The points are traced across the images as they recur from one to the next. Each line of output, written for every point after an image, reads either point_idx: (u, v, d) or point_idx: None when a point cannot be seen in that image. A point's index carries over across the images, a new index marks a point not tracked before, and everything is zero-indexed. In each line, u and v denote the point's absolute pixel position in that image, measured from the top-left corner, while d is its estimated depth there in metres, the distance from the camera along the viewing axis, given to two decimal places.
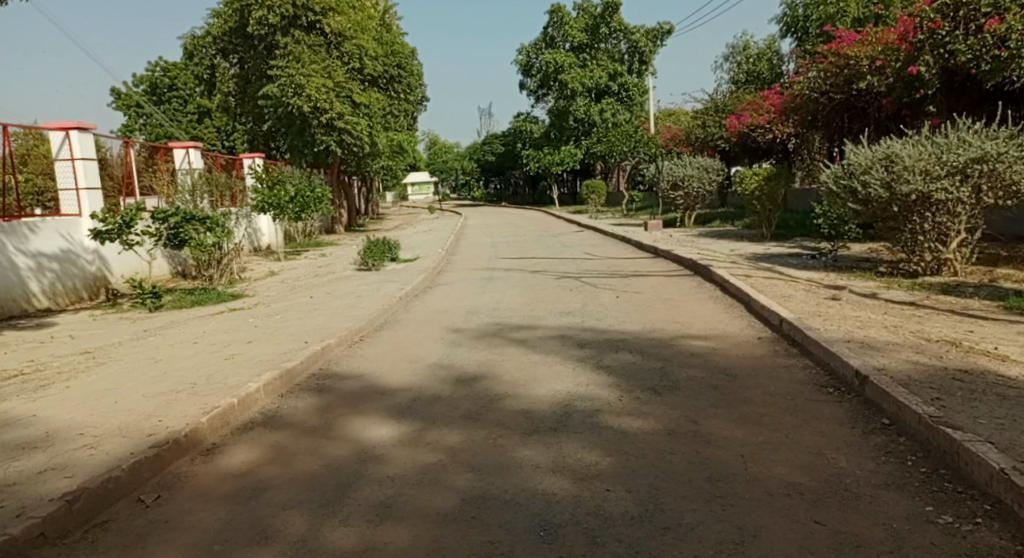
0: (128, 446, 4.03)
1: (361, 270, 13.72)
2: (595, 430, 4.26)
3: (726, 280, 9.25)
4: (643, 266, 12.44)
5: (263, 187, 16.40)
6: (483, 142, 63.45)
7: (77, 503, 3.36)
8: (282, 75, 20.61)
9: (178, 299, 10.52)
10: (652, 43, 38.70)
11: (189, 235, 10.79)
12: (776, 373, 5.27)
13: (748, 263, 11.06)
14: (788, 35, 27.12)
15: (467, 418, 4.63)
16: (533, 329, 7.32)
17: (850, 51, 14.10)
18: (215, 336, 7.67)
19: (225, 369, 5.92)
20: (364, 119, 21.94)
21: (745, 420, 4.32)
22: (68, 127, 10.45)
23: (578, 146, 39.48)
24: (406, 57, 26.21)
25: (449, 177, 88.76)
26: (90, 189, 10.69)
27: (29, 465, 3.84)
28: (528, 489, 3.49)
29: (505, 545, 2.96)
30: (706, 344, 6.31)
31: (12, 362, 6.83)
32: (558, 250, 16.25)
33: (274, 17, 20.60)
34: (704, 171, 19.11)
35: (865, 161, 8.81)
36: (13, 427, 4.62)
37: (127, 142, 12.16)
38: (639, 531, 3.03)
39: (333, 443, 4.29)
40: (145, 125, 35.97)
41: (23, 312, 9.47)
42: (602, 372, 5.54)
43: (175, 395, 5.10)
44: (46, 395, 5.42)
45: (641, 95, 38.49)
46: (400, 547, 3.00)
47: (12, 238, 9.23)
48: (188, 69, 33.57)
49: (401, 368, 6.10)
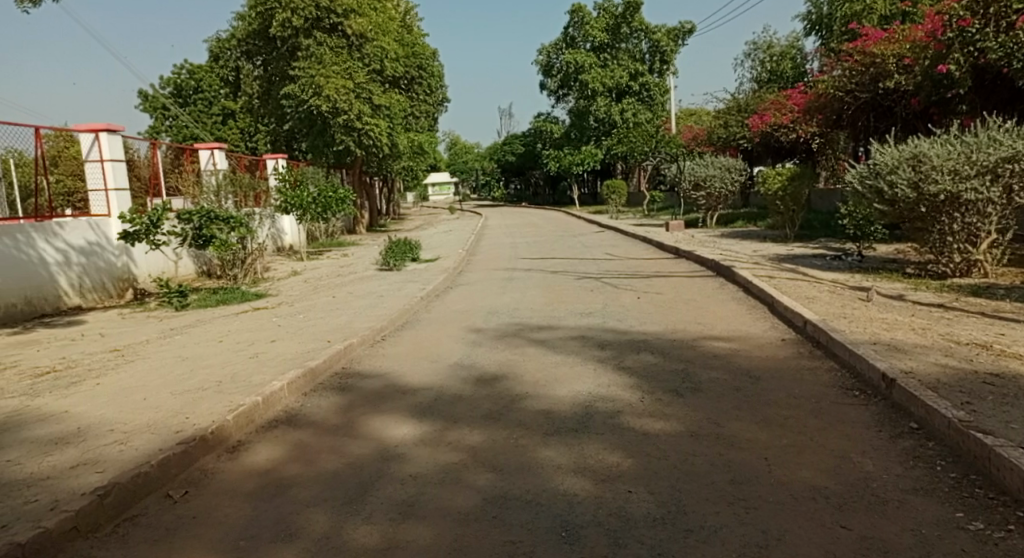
0: (157, 442, 4.10)
1: (382, 270, 13.82)
2: (616, 431, 4.26)
3: (749, 282, 9.16)
4: (665, 267, 12.39)
5: (287, 188, 16.60)
6: (503, 144, 63.47)
7: (107, 498, 3.42)
8: (303, 75, 20.83)
9: (203, 298, 10.67)
10: (673, 42, 38.43)
11: (212, 235, 10.87)
12: (800, 376, 5.21)
13: (772, 264, 10.99)
14: (812, 34, 26.79)
15: (487, 418, 4.64)
16: (553, 330, 7.30)
17: (876, 48, 13.98)
18: (239, 336, 7.73)
19: (249, 368, 6.00)
20: (383, 120, 22.02)
21: (768, 422, 4.28)
22: (98, 128, 10.60)
23: (599, 147, 39.32)
24: (426, 59, 26.32)
25: (469, 178, 89.01)
26: (118, 190, 10.87)
27: (61, 460, 3.91)
28: (550, 490, 3.50)
29: (527, 546, 2.96)
30: (728, 346, 6.26)
31: (45, 359, 6.96)
32: (578, 250, 16.27)
33: (297, 19, 20.89)
34: (727, 171, 18.87)
35: (891, 160, 8.71)
36: (47, 422, 4.72)
37: (154, 144, 12.42)
38: (661, 532, 3.02)
39: (355, 442, 4.34)
40: (171, 126, 35.54)
41: (55, 309, 9.66)
42: (623, 373, 5.52)
43: (202, 393, 5.18)
44: (77, 391, 5.54)
45: (662, 95, 38.24)
46: (422, 545, 3.02)
47: (40, 233, 9.40)
48: (213, 71, 33.91)
49: (422, 367, 6.14)
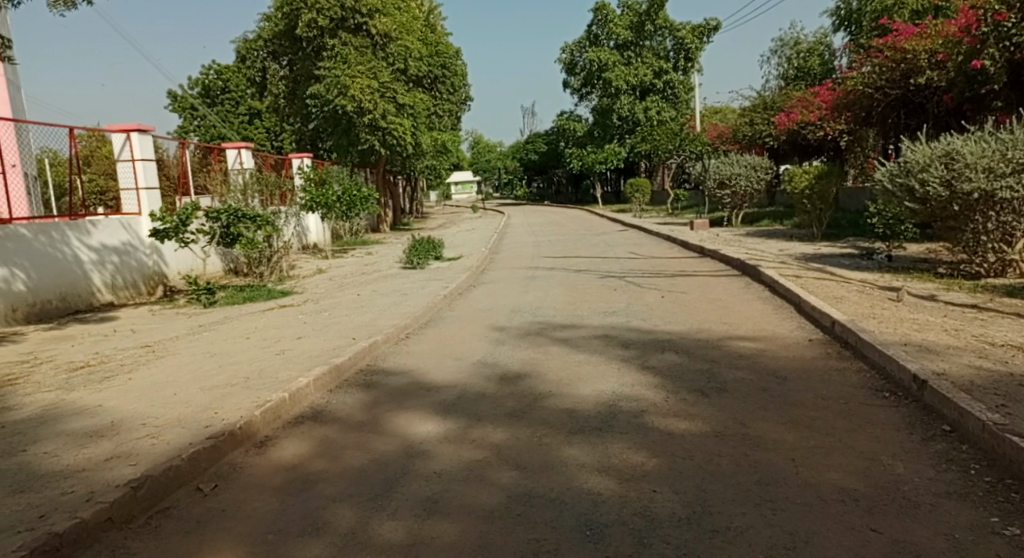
0: (187, 436, 4.18)
1: (406, 269, 13.90)
2: (640, 431, 4.24)
3: (775, 281, 9.05)
4: (689, 266, 12.29)
5: (312, 187, 16.76)
6: (526, 142, 63.41)
7: (141, 490, 3.49)
8: (329, 75, 21.01)
9: (231, 296, 10.82)
10: (698, 39, 38.10)
11: (240, 234, 11.01)
12: (828, 376, 5.15)
13: (799, 263, 10.86)
14: (841, 29, 26.39)
15: (511, 416, 4.65)
16: (576, 329, 7.28)
17: (907, 44, 13.65)
18: (266, 333, 7.83)
19: (276, 364, 6.07)
20: (407, 120, 22.11)
21: (796, 423, 4.23)
22: (129, 129, 10.83)
23: (622, 145, 39.12)
24: (450, 58, 26.40)
25: (492, 177, 89.11)
26: (149, 189, 11.06)
27: (96, 453, 4.00)
28: (574, 489, 3.49)
29: (551, 544, 2.96)
30: (754, 346, 6.20)
31: (79, 354, 7.11)
32: (602, 249, 16.21)
33: (323, 19, 21.10)
34: (752, 169, 18.68)
35: (922, 158, 8.55)
36: (82, 415, 4.83)
37: (183, 143, 12.61)
38: (686, 532, 3.01)
39: (380, 438, 4.37)
40: (200, 126, 35.99)
41: (88, 306, 9.86)
42: (647, 372, 5.50)
43: (230, 389, 5.26)
44: (110, 386, 5.66)
45: (686, 93, 37.95)
46: (447, 541, 3.04)
47: (73, 231, 9.60)
48: (240, 71, 34.33)
49: (446, 365, 6.16)
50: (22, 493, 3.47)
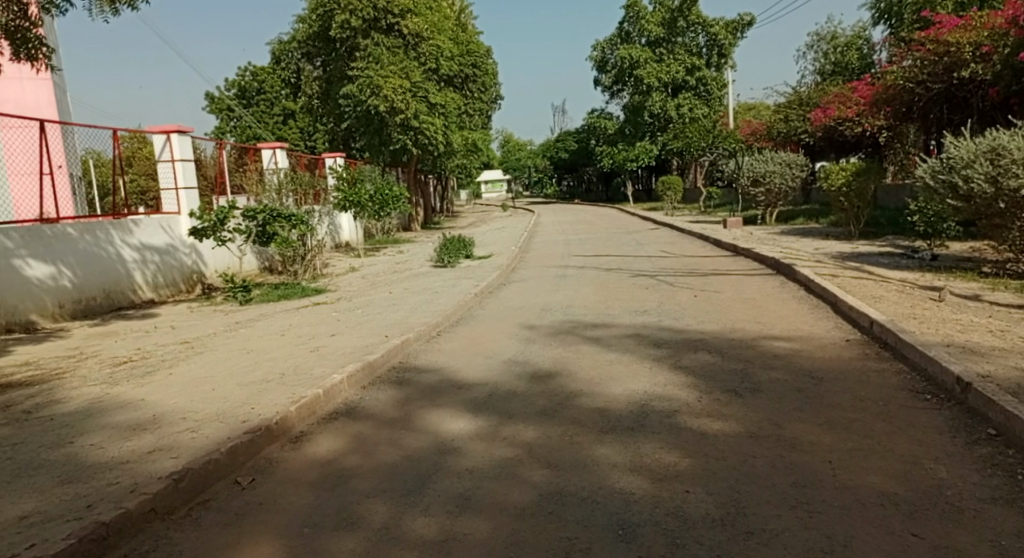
0: (226, 431, 4.27)
1: (437, 267, 13.98)
2: (673, 431, 4.20)
3: (811, 280, 8.90)
4: (722, 265, 12.15)
5: (345, 186, 16.96)
6: (556, 140, 63.27)
7: (182, 482, 3.57)
8: (362, 75, 21.22)
9: (266, 293, 11.00)
10: (732, 35, 37.63)
11: (275, 232, 11.18)
12: (867, 378, 5.04)
13: (836, 262, 10.67)
14: (881, 23, 25.82)
15: (542, 414, 4.66)
16: (608, 328, 7.25)
17: (950, 36, 13.28)
18: (300, 330, 7.95)
19: (310, 361, 6.16)
20: (439, 119, 22.24)
21: (832, 425, 4.16)
22: (169, 130, 11.07)
23: (654, 142, 38.82)
24: (480, 57, 26.47)
25: (523, 175, 89.13)
26: (188, 189, 11.29)
27: (138, 445, 4.11)
28: (606, 488, 3.49)
29: (583, 543, 2.95)
30: (789, 346, 6.11)
31: (121, 349, 7.31)
32: (633, 248, 16.10)
33: (355, 20, 21.34)
34: (787, 167, 18.39)
35: (966, 154, 8.35)
36: (125, 409, 4.97)
37: (219, 144, 12.85)
38: (721, 534, 2.98)
39: (413, 435, 4.41)
40: (236, 127, 36.62)
41: (130, 303, 10.10)
42: (680, 372, 5.45)
43: (266, 385, 5.35)
44: (151, 380, 5.81)
45: (719, 90, 37.53)
46: (479, 538, 3.06)
47: (117, 230, 9.86)
48: (275, 72, 34.86)
49: (477, 363, 6.19)
50: (70, 483, 3.59)
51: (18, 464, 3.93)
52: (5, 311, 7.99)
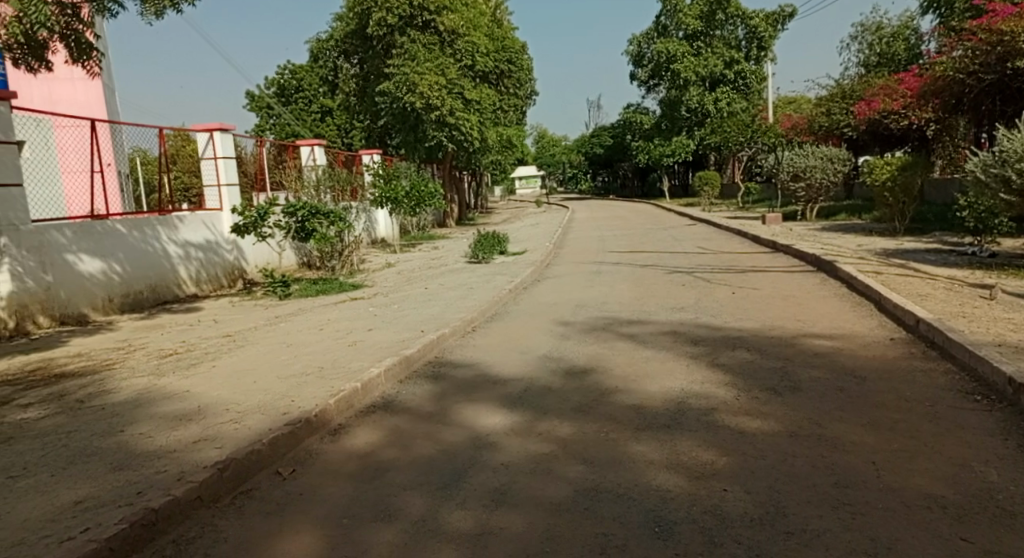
0: (267, 422, 4.36)
1: (472, 263, 14.04)
2: (710, 428, 4.16)
3: (854, 277, 8.70)
4: (761, 261, 11.95)
5: (381, 182, 17.14)
6: (591, 135, 62.90)
7: (226, 471, 3.66)
8: (398, 73, 21.38)
9: (305, 288, 11.18)
10: (772, 27, 36.94)
11: (314, 229, 11.34)
12: (912, 377, 4.92)
13: (880, 259, 10.41)
14: (930, 12, 25.05)
15: (577, 410, 4.65)
16: (644, 325, 7.20)
17: (1005, 25, 12.75)
18: (338, 324, 8.07)
19: (348, 355, 6.26)
20: (474, 115, 22.31)
21: (876, 425, 4.07)
22: (212, 128, 11.30)
23: (690, 137, 38.34)
24: (516, 52, 26.44)
25: (557, 171, 88.90)
26: (229, 185, 11.56)
27: (184, 435, 4.23)
28: (642, 485, 3.47)
29: (619, 540, 2.95)
30: (830, 344, 5.99)
31: (167, 342, 7.51)
32: (669, 244, 15.94)
33: (392, 18, 21.53)
34: (829, 161, 17.99)
35: (1020, 147, 8.05)
36: (171, 399, 5.11)
37: (260, 141, 13.08)
38: (760, 534, 2.94)
39: (449, 429, 4.45)
40: (276, 125, 37.21)
41: (176, 297, 10.36)
42: (717, 370, 5.39)
43: (306, 378, 5.46)
44: (196, 372, 5.96)
45: (759, 83, 36.91)
46: (515, 532, 3.07)
47: (163, 227, 10.15)
48: (313, 70, 35.33)
49: (512, 358, 6.21)
50: (121, 470, 3.71)
51: (71, 451, 4.08)
52: (60, 304, 8.22)
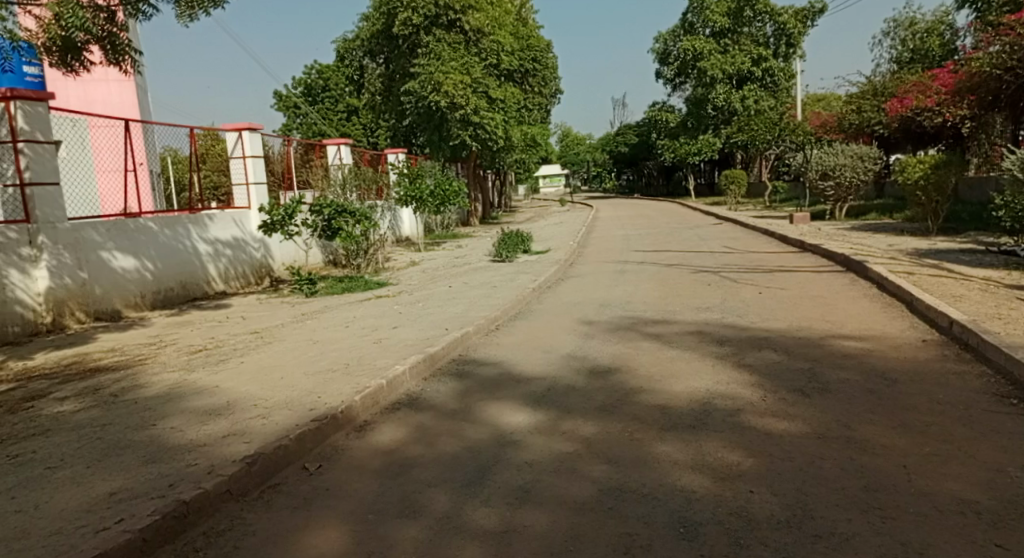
0: (294, 417, 4.42)
1: (496, 262, 14.05)
2: (736, 429, 4.13)
3: (885, 278, 8.55)
4: (789, 261, 11.79)
5: (406, 181, 17.24)
6: (616, 134, 62.58)
7: (255, 465, 3.71)
8: (423, 72, 21.48)
9: (331, 286, 11.28)
10: (801, 24, 36.43)
11: (340, 227, 11.44)
12: (945, 380, 4.83)
13: (912, 259, 10.22)
14: (965, 7, 24.48)
15: (601, 410, 4.63)
16: (669, 324, 7.15)
17: None
18: (364, 322, 8.13)
19: (373, 352, 6.31)
20: (499, 114, 22.33)
21: (907, 428, 4.00)
22: (241, 127, 11.48)
23: (717, 135, 37.97)
24: (541, 51, 26.41)
25: (582, 170, 88.63)
26: (257, 184, 11.74)
27: (214, 430, 4.29)
28: (667, 485, 3.45)
29: (644, 540, 2.93)
30: (860, 345, 5.90)
31: (197, 338, 7.64)
32: (695, 243, 15.81)
33: (417, 17, 21.64)
34: (859, 160, 17.69)
35: None
36: (201, 394, 5.20)
37: (287, 140, 13.23)
38: (787, 536, 2.91)
39: (473, 427, 4.46)
40: (303, 124, 37.56)
41: (205, 294, 10.52)
42: (744, 370, 5.34)
43: (332, 374, 5.51)
44: (225, 368, 6.06)
45: (787, 80, 36.44)
46: (539, 531, 3.07)
47: (194, 225, 10.33)
48: (340, 69, 35.62)
49: (536, 357, 6.21)
50: (153, 463, 3.79)
51: (105, 443, 4.17)
52: (94, 300, 8.39)
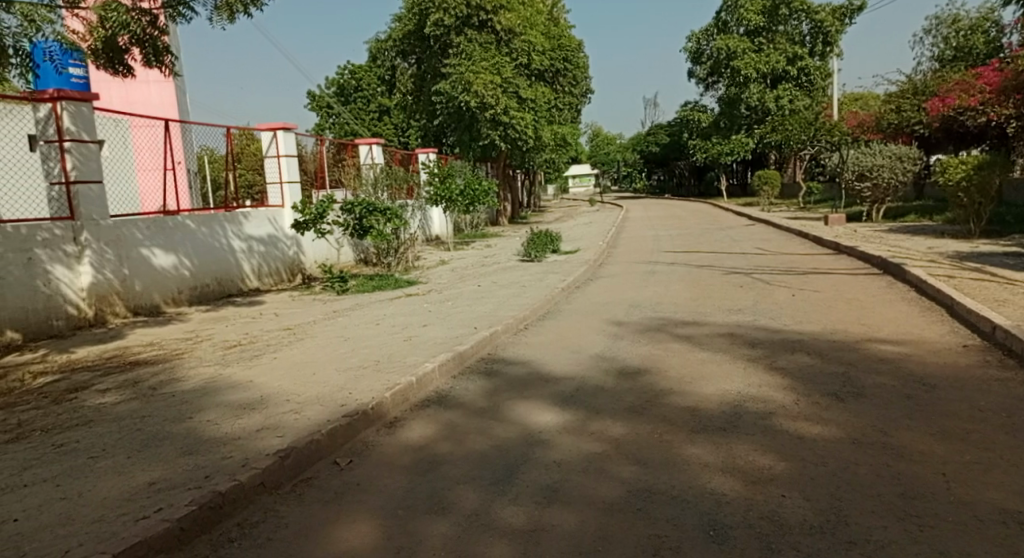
0: (326, 413, 4.48)
1: (524, 261, 14.05)
2: (768, 432, 4.07)
3: (924, 281, 8.35)
4: (824, 263, 11.59)
5: (437, 181, 17.34)
6: (648, 134, 62.11)
7: (287, 459, 3.77)
8: (454, 72, 21.58)
9: (362, 283, 11.41)
10: (839, 21, 35.75)
11: (371, 225, 11.54)
12: (986, 387, 4.70)
13: (952, 263, 9.96)
14: None
15: (631, 411, 4.61)
16: (700, 326, 7.08)
17: None
18: (394, 319, 8.21)
19: (403, 349, 6.36)
20: (529, 113, 22.33)
21: (947, 435, 3.91)
22: (276, 127, 11.60)
23: (750, 135, 37.46)
24: (572, 50, 26.35)
25: (612, 170, 88.16)
26: (291, 182, 11.91)
27: (248, 423, 4.37)
28: (697, 487, 3.42)
29: (673, 541, 2.91)
30: (898, 350, 5.77)
31: (231, 334, 7.78)
32: (726, 245, 15.63)
33: (449, 18, 21.72)
34: (897, 160, 17.31)
35: None
36: (236, 389, 5.30)
37: (320, 140, 13.40)
38: (820, 542, 2.86)
39: (502, 425, 4.47)
40: (335, 124, 37.99)
41: (240, 290, 10.71)
42: (776, 373, 5.26)
43: (363, 371, 5.57)
44: (259, 363, 6.16)
45: (823, 79, 35.82)
46: (568, 530, 3.07)
47: (230, 223, 10.52)
48: (372, 70, 35.94)
49: (565, 357, 6.21)
50: (190, 455, 3.87)
51: (145, 435, 4.27)
52: (134, 295, 8.59)
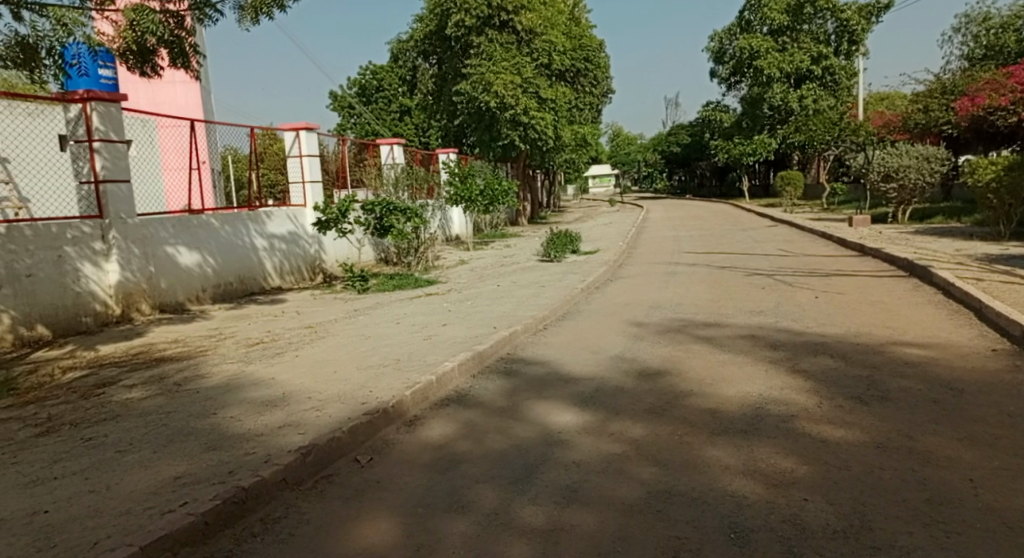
0: (347, 411, 4.51)
1: (544, 261, 14.03)
2: (790, 435, 4.03)
3: (951, 284, 8.20)
4: (848, 265, 11.43)
5: (457, 181, 17.38)
6: (669, 134, 61.71)
7: (309, 456, 3.81)
8: (474, 73, 21.63)
9: (382, 282, 11.47)
10: (865, 20, 35.25)
11: (392, 225, 11.56)
12: (1015, 392, 4.61)
13: (981, 265, 9.77)
14: None
15: (651, 412, 4.58)
16: (721, 328, 7.03)
17: None
18: (414, 319, 8.24)
19: (423, 348, 6.38)
20: (549, 113, 22.30)
21: (974, 440, 3.84)
22: (298, 127, 11.74)
23: (773, 136, 37.07)
24: (593, 50, 26.27)
25: (632, 170, 87.75)
26: (313, 182, 12.04)
27: (270, 420, 4.41)
28: (718, 490, 3.40)
29: (694, 544, 2.90)
30: (923, 353, 5.68)
31: (254, 331, 7.86)
32: (748, 246, 15.48)
33: (470, 18, 21.80)
34: (924, 161, 17.03)
35: None
36: (258, 386, 5.35)
37: (342, 139, 13.50)
38: (843, 546, 2.83)
39: (521, 425, 4.47)
40: (356, 124, 38.21)
41: (262, 289, 10.83)
42: (798, 376, 5.21)
43: (383, 370, 5.60)
44: (281, 361, 6.22)
45: (848, 79, 35.35)
46: (587, 531, 3.06)
47: (253, 222, 10.64)
48: (393, 70, 36.12)
49: (584, 357, 6.19)
50: (214, 450, 3.92)
51: (169, 430, 4.33)
52: (159, 293, 8.72)
